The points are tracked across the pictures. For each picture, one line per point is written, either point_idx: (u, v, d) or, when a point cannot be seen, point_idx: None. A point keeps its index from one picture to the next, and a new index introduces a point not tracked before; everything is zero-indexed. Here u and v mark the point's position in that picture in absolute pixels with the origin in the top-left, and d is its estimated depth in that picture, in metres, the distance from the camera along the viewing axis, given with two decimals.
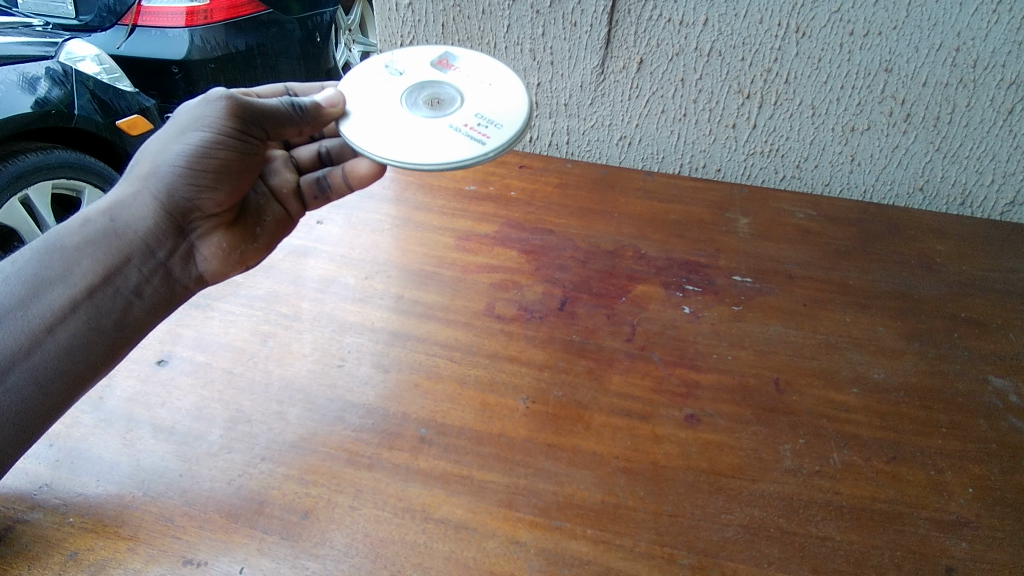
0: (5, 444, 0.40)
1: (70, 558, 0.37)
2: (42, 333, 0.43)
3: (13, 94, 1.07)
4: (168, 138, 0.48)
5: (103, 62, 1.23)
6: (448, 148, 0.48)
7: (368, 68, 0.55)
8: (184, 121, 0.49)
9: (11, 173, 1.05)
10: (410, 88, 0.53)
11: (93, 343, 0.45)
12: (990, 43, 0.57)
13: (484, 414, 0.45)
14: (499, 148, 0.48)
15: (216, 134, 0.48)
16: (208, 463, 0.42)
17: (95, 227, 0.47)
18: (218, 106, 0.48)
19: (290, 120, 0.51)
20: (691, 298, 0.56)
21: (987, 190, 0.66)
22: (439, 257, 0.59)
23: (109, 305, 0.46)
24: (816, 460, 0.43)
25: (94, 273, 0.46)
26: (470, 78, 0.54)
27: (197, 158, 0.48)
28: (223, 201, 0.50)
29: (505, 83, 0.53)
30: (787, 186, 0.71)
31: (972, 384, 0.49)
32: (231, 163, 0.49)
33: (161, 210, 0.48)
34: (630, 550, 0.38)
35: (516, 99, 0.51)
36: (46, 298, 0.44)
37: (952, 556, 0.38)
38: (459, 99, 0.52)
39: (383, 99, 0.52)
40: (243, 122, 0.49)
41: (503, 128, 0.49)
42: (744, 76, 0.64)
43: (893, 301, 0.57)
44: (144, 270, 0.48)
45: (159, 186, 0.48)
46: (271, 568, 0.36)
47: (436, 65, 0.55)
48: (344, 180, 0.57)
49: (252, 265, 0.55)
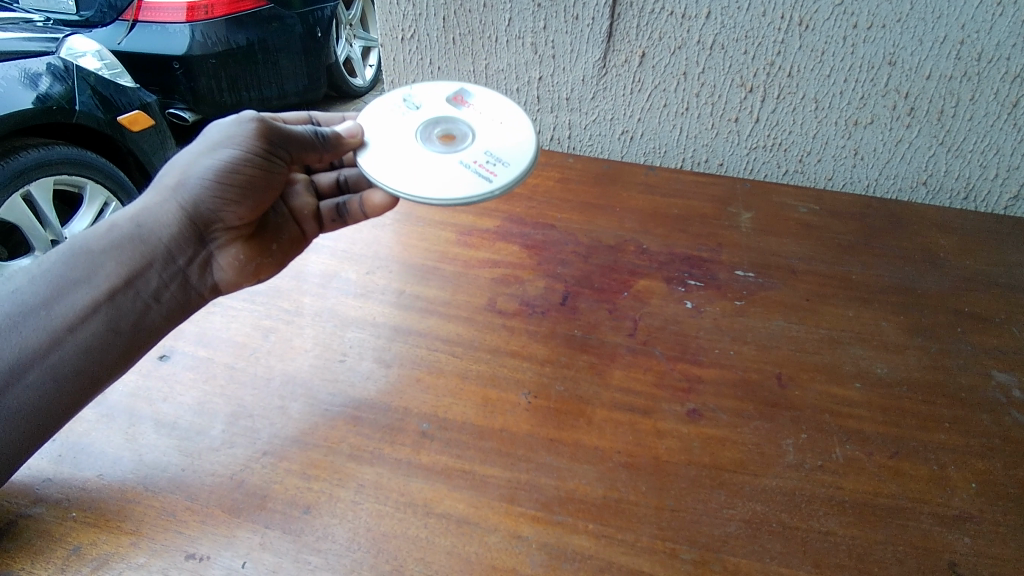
0: (22, 438, 0.41)
1: (72, 553, 0.36)
2: (64, 332, 0.45)
3: (16, 90, 1.14)
4: (198, 153, 0.51)
5: (103, 58, 1.33)
6: (455, 184, 0.49)
7: (385, 102, 0.56)
8: (215, 139, 0.52)
9: (13, 169, 1.13)
10: (426, 122, 0.55)
11: (111, 344, 0.46)
12: (995, 35, 0.56)
13: (485, 409, 0.45)
14: (504, 187, 0.49)
15: (244, 152, 0.51)
16: (209, 459, 0.42)
17: (120, 232, 0.49)
18: (249, 127, 0.52)
19: (312, 146, 0.54)
20: (693, 293, 0.55)
21: (991, 184, 0.66)
22: (441, 252, 0.59)
23: (129, 307, 0.47)
24: (819, 455, 0.43)
25: (117, 275, 0.47)
26: (482, 115, 0.55)
27: (225, 173, 0.50)
28: (245, 215, 0.53)
29: (516, 122, 0.54)
30: (789, 180, 0.71)
31: (975, 378, 0.49)
32: (256, 180, 0.52)
33: (187, 219, 0.51)
34: (632, 545, 0.37)
35: (526, 140, 0.52)
36: (70, 298, 0.46)
37: (955, 551, 0.38)
38: (471, 136, 0.53)
39: (398, 133, 0.54)
40: (270, 143, 0.52)
41: (509, 167, 0.50)
42: (746, 70, 0.63)
43: (896, 295, 0.56)
44: (164, 275, 0.49)
45: (187, 196, 0.50)
46: (273, 562, 0.36)
47: (451, 101, 0.57)
48: (360, 207, 0.59)
49: (265, 279, 0.54)
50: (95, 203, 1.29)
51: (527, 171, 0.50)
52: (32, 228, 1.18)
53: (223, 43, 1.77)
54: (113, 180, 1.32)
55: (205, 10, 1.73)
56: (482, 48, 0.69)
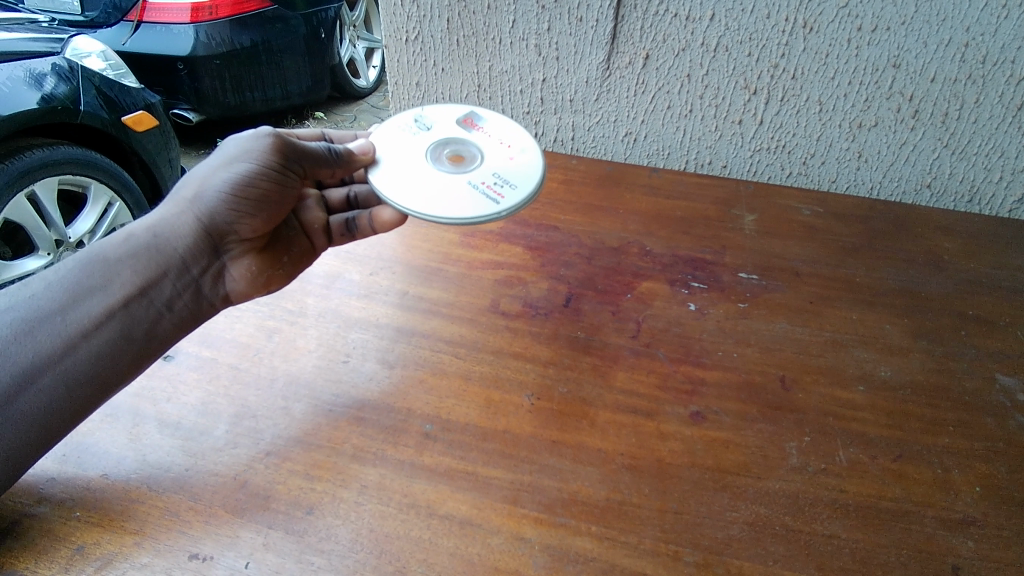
0: (29, 443, 0.41)
1: (75, 552, 0.36)
2: (78, 338, 0.45)
3: (20, 91, 1.14)
4: (216, 167, 0.52)
5: (109, 59, 1.36)
6: (464, 204, 0.50)
7: (397, 122, 0.58)
8: (232, 153, 0.52)
9: (18, 170, 1.14)
10: (436, 143, 0.56)
11: (122, 351, 0.46)
12: (999, 38, 0.56)
13: (489, 410, 0.45)
14: (512, 209, 0.50)
15: (260, 166, 0.51)
16: (213, 459, 0.42)
17: (137, 242, 0.49)
18: (265, 142, 0.52)
19: (325, 162, 0.54)
20: (697, 295, 0.55)
21: (996, 186, 0.66)
22: (444, 253, 0.59)
23: (142, 315, 0.47)
24: (822, 457, 0.43)
25: (132, 284, 0.48)
26: (491, 139, 0.57)
27: (241, 186, 0.50)
28: (259, 228, 0.52)
29: (524, 148, 0.56)
30: (793, 182, 0.71)
31: (979, 381, 0.49)
32: (271, 194, 0.52)
33: (202, 230, 0.50)
34: (635, 548, 0.37)
35: (533, 165, 0.54)
36: (85, 305, 0.46)
37: (959, 555, 0.38)
38: (480, 158, 0.55)
39: (409, 152, 0.55)
40: (286, 158, 0.52)
41: (517, 189, 0.51)
42: (750, 72, 0.63)
43: (901, 298, 0.56)
44: (177, 285, 0.49)
45: (202, 208, 0.50)
46: (276, 563, 0.36)
47: (461, 124, 0.59)
48: (369, 223, 0.59)
49: (276, 290, 0.54)
50: (99, 202, 1.31)
51: (533, 195, 0.51)
52: (37, 227, 1.20)
53: (227, 44, 1.78)
54: (117, 180, 1.33)
55: (209, 11, 1.73)
56: (486, 50, 0.69)
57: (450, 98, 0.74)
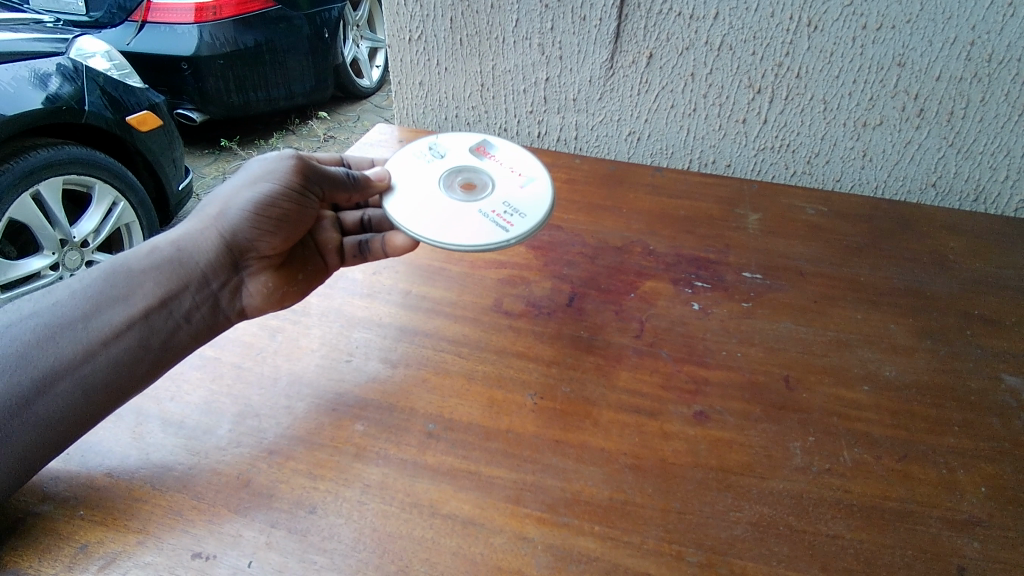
0: (40, 443, 0.41)
1: (80, 551, 0.36)
2: (98, 346, 0.44)
3: (25, 91, 1.15)
4: (240, 186, 0.52)
5: (113, 58, 1.37)
6: (473, 231, 0.50)
7: (413, 150, 0.59)
8: (256, 173, 0.52)
9: (22, 170, 1.14)
10: (449, 171, 0.57)
11: (138, 360, 0.46)
12: (1006, 37, 0.56)
13: (492, 410, 0.45)
14: (521, 237, 0.50)
15: (283, 186, 0.51)
16: (216, 457, 0.42)
17: (161, 255, 0.49)
18: (288, 163, 0.52)
19: (343, 186, 0.54)
20: (701, 294, 0.55)
21: (1001, 186, 0.66)
22: (447, 254, 0.60)
23: (161, 325, 0.47)
24: (827, 457, 0.43)
25: (154, 296, 0.47)
26: (503, 167, 0.57)
27: (264, 205, 0.50)
28: (278, 246, 0.52)
29: (535, 176, 0.56)
30: (798, 181, 0.71)
31: (984, 382, 0.49)
32: (292, 214, 0.52)
33: (223, 246, 0.50)
34: (638, 548, 0.37)
35: (543, 195, 0.54)
36: (107, 314, 0.46)
37: (964, 555, 0.37)
38: (491, 186, 0.55)
39: (422, 179, 0.56)
40: (307, 179, 0.53)
41: (527, 218, 0.52)
42: (754, 71, 0.63)
43: (905, 297, 0.56)
44: (197, 298, 0.49)
45: (225, 225, 0.50)
46: (279, 561, 0.36)
47: (475, 152, 0.60)
48: (381, 247, 0.57)
49: (290, 305, 0.53)
50: (104, 202, 1.31)
51: (543, 223, 0.51)
52: (42, 228, 1.21)
53: (231, 44, 1.79)
54: (121, 180, 1.34)
55: (213, 11, 1.74)
56: (489, 49, 0.69)
57: (454, 98, 0.74)
